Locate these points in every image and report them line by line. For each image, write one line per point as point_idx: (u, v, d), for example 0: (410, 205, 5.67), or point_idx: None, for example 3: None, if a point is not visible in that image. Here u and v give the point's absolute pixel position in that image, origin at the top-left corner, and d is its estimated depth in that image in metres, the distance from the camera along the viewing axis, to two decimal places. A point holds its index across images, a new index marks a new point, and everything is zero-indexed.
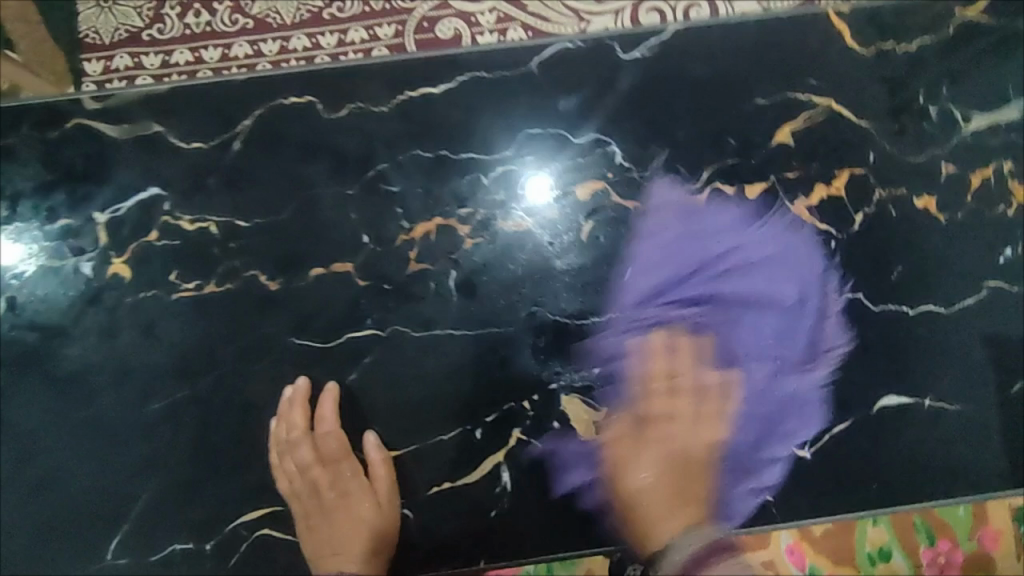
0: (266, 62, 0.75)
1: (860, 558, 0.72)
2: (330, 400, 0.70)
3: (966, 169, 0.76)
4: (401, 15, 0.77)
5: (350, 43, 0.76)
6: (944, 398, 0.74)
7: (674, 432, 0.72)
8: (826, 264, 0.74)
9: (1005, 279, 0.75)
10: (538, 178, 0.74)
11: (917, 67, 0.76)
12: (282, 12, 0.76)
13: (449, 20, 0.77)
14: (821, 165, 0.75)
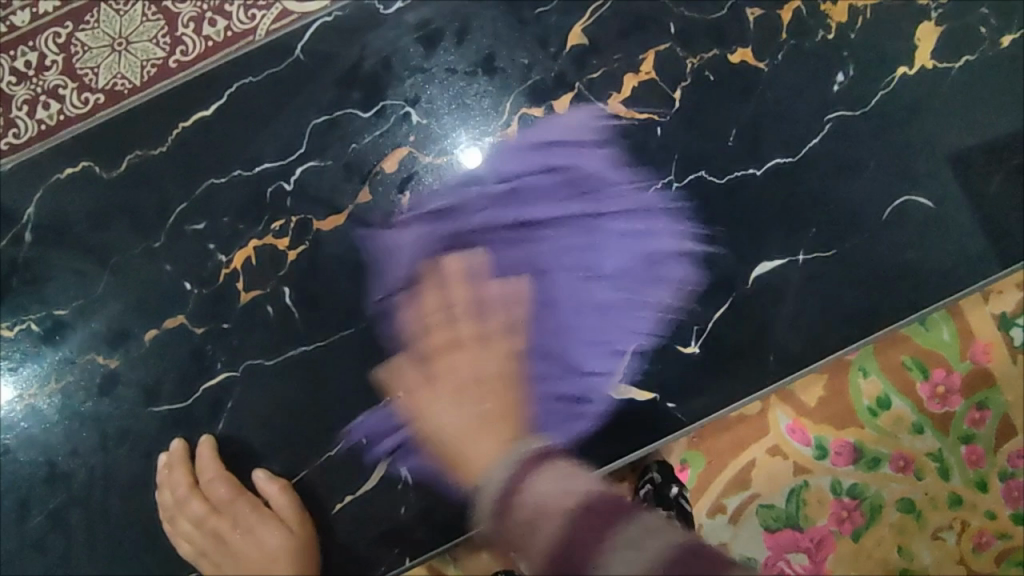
0: (131, 130, 0.71)
1: (861, 414, 0.71)
2: (209, 451, 0.68)
3: (772, 8, 0.70)
4: (247, 37, 0.72)
5: (207, 83, 0.71)
6: (818, 247, 0.69)
7: (463, 374, 0.68)
8: (656, 154, 0.70)
9: (847, 106, 0.70)
10: (474, 153, 0.70)
11: None
12: (129, 76, 0.72)
13: (295, 26, 0.72)
14: (624, 53, 0.70)
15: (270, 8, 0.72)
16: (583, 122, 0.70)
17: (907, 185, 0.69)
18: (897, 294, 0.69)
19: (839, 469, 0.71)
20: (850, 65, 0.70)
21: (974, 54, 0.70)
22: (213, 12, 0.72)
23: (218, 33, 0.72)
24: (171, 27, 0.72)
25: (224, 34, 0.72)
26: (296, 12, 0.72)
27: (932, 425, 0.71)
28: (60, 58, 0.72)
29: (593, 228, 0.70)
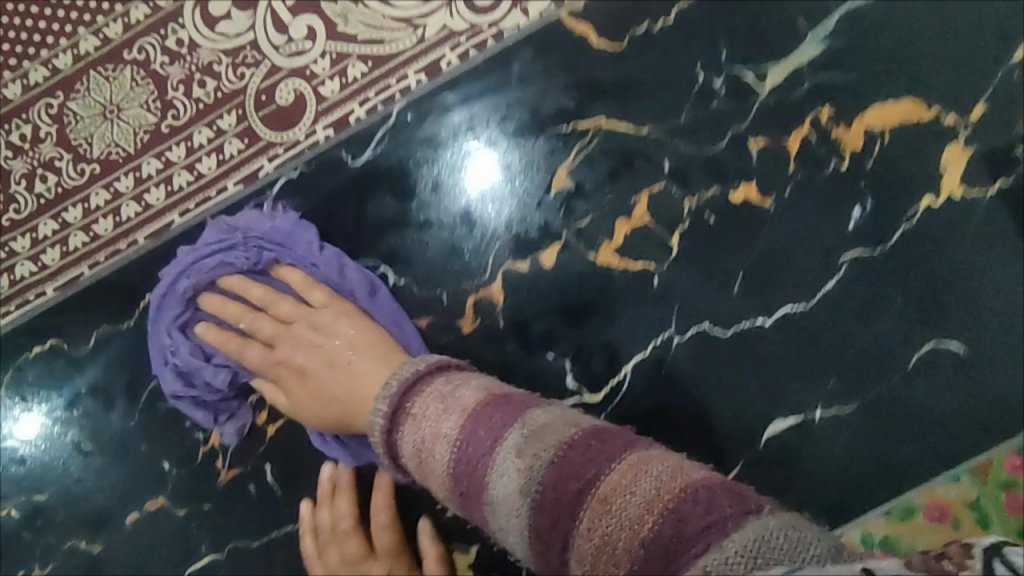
0: (130, 200, 0.68)
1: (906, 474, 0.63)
2: (383, 485, 0.64)
3: (778, 137, 0.64)
4: (236, 97, 0.68)
5: (200, 147, 0.68)
6: (836, 402, 0.63)
7: (305, 358, 0.62)
8: (654, 306, 0.64)
9: (866, 243, 0.63)
10: (482, 156, 0.65)
11: (684, 41, 0.64)
12: (122, 143, 0.69)
13: (287, 82, 0.68)
14: (616, 195, 0.64)
15: (259, 65, 0.68)
16: (572, 274, 0.65)
17: (934, 329, 0.63)
18: (930, 450, 0.62)
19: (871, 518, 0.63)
20: (869, 197, 0.63)
21: (1009, 178, 0.62)
22: (201, 73, 0.68)
23: (208, 93, 0.68)
24: (161, 91, 0.69)
25: (213, 95, 0.68)
26: (286, 67, 0.68)
27: (969, 471, 0.62)
28: (53, 128, 0.69)
29: (589, 388, 0.64)
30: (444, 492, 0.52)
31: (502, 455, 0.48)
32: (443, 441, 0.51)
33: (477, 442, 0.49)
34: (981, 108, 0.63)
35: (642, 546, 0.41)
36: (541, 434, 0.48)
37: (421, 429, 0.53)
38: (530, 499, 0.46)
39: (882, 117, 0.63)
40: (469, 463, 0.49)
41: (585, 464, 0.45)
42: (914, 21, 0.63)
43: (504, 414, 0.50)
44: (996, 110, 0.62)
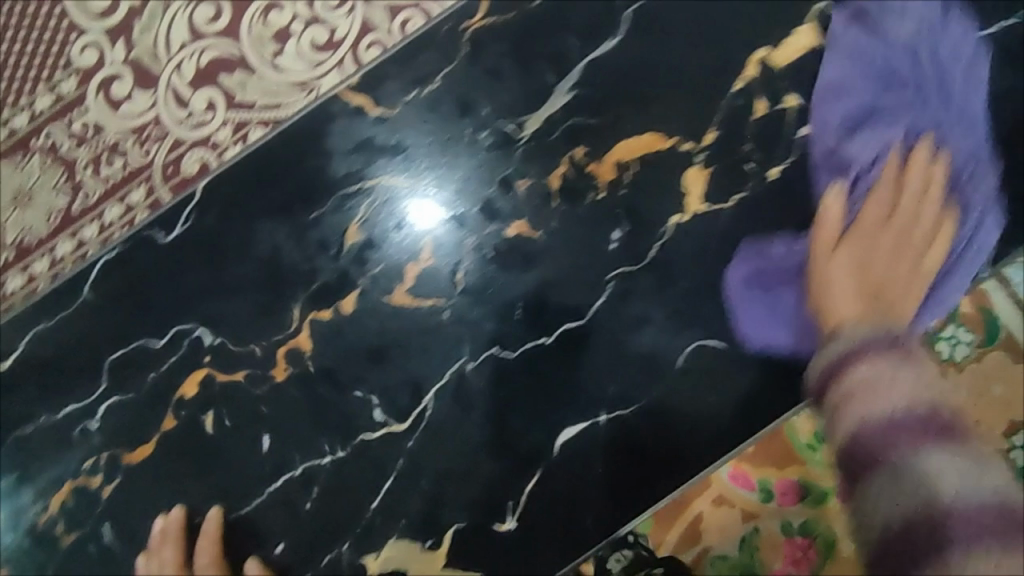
0: (45, 280, 0.73)
1: (796, 446, 0.68)
2: (213, 528, 0.69)
3: (539, 176, 0.71)
4: (143, 172, 0.74)
5: (110, 224, 0.74)
6: (618, 405, 0.70)
7: (890, 202, 0.69)
8: (445, 339, 0.70)
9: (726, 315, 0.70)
10: (425, 203, 0.72)
11: (448, 101, 0.72)
12: (35, 227, 0.74)
13: (191, 153, 0.74)
14: (402, 242, 0.71)
15: (163, 141, 0.75)
16: (370, 319, 0.71)
17: (696, 331, 0.70)
18: (704, 440, 0.69)
19: (786, 509, 0.67)
20: (625, 220, 0.70)
21: (743, 192, 0.70)
22: (109, 153, 0.75)
23: (116, 171, 0.75)
24: (71, 174, 0.75)
25: (121, 173, 0.75)
26: (189, 139, 0.75)
27: None
28: None
29: (396, 419, 0.70)
30: (851, 425, 0.47)
31: (928, 458, 0.43)
32: (882, 401, 0.46)
33: (899, 433, 0.44)
34: (712, 133, 0.71)
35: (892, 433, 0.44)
36: (976, 459, 0.43)
37: (878, 378, 0.48)
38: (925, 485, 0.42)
39: (628, 149, 0.71)
40: (886, 440, 0.44)
41: (996, 535, 0.40)
42: (649, 64, 0.71)
43: (919, 429, 0.44)
44: (725, 134, 0.71)
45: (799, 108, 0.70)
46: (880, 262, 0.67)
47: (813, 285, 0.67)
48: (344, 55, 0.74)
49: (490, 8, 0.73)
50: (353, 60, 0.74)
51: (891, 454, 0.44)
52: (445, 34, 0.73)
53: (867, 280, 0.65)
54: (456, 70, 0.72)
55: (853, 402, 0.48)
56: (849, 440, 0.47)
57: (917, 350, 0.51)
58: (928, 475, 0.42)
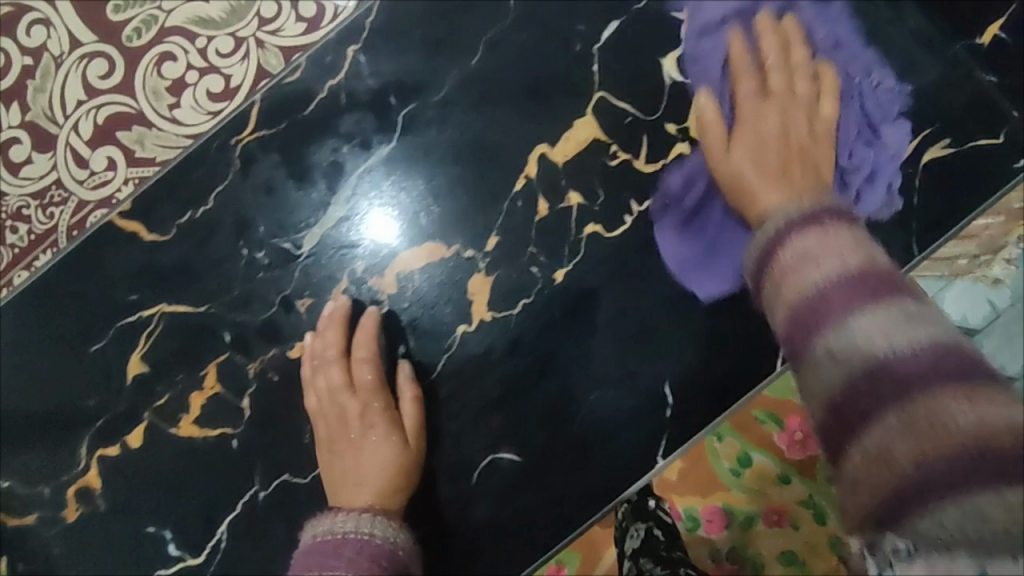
0: None
1: (723, 475, 0.75)
2: None
3: (320, 294, 0.68)
4: (48, 237, 0.70)
5: (21, 290, 0.70)
6: (414, 522, 0.68)
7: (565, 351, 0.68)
8: (236, 468, 0.68)
9: None
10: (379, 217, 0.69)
11: (222, 221, 0.69)
12: None
13: (95, 213, 0.70)
14: (185, 371, 0.69)
15: (66, 202, 0.70)
16: (159, 455, 0.69)
17: (489, 445, 0.68)
18: (546, 522, 0.68)
19: (714, 534, 0.75)
20: (410, 334, 0.68)
21: (529, 296, 0.68)
22: (11, 220, 0.70)
23: (16, 238, 0.70)
24: None
25: (23, 239, 0.70)
26: (92, 199, 0.70)
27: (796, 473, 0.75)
28: None
29: (190, 553, 0.68)
30: (785, 319, 0.42)
31: (868, 319, 0.38)
32: (833, 263, 0.42)
33: (839, 297, 0.39)
34: (495, 237, 0.68)
35: (992, 427, 0.32)
36: (921, 323, 0.37)
37: (819, 247, 0.44)
38: (849, 375, 0.37)
39: (409, 261, 0.68)
40: (822, 307, 0.40)
41: (924, 370, 0.35)
42: (425, 168, 0.69)
43: (874, 288, 0.39)
44: (508, 239, 0.68)
45: (581, 206, 0.68)
46: (749, 163, 0.62)
47: (338, 471, 0.66)
48: (245, 94, 0.70)
49: (259, 120, 0.69)
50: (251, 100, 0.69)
51: (840, 322, 0.39)
52: (214, 149, 0.69)
53: (733, 181, 0.63)
54: (227, 185, 0.69)
55: (797, 271, 0.43)
56: (811, 299, 0.41)
57: (844, 221, 0.46)
58: (876, 332, 0.37)
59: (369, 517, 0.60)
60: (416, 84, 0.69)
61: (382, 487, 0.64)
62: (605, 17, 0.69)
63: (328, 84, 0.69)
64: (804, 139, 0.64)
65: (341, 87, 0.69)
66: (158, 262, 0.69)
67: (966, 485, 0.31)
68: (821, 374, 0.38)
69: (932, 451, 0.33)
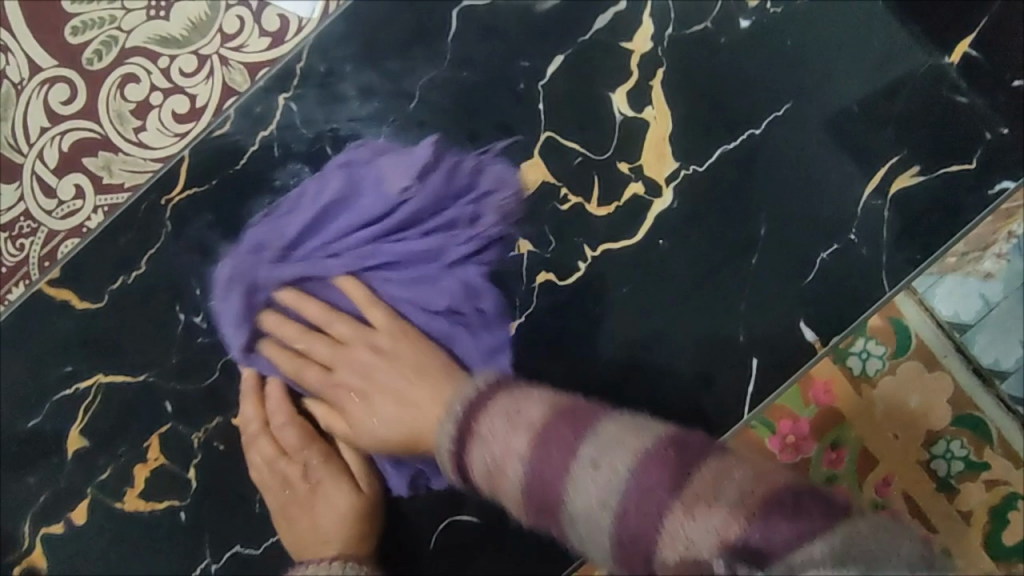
0: None
1: None
2: None
3: (262, 358, 0.65)
4: (18, 270, 0.66)
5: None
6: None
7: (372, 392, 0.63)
8: (186, 542, 0.65)
9: None
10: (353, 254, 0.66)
11: (158, 284, 0.65)
12: None
13: (65, 243, 0.66)
14: (127, 444, 0.65)
15: (35, 233, 0.66)
16: (105, 531, 0.66)
17: (447, 507, 0.65)
18: None
19: None
20: None
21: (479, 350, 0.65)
22: None
23: None
24: None
25: None
26: (60, 228, 0.66)
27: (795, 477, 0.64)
28: None
29: None
30: (512, 497, 0.52)
31: (596, 446, 0.49)
32: (514, 433, 0.52)
33: (555, 453, 0.50)
34: None
35: (733, 505, 0.42)
36: (613, 448, 0.48)
37: (492, 429, 0.54)
38: (607, 517, 0.46)
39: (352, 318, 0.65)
40: (553, 479, 0.50)
41: (664, 485, 0.45)
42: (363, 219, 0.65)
43: (578, 424, 0.51)
44: None
45: (531, 253, 0.65)
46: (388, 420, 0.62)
47: (298, 526, 0.63)
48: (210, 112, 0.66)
49: (189, 176, 0.65)
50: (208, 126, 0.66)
51: (566, 487, 0.49)
52: (144, 209, 0.65)
53: (401, 426, 0.61)
54: (161, 246, 0.65)
55: (477, 442, 0.54)
56: (525, 482, 0.51)
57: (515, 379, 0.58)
58: (613, 468, 0.47)
59: (340, 565, 0.60)
60: (352, 133, 0.65)
61: (347, 536, 0.63)
62: (550, 51, 0.65)
63: (260, 136, 0.65)
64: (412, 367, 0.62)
65: (274, 138, 0.65)
66: (95, 330, 0.66)
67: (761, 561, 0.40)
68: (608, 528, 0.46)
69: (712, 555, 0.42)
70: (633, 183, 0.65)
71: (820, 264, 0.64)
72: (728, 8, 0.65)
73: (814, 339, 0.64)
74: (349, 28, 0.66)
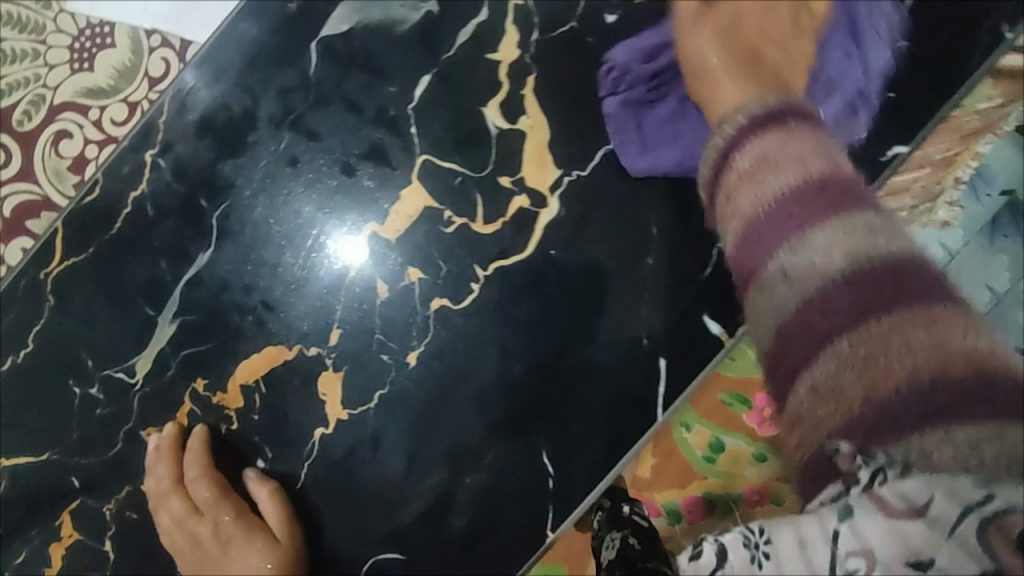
0: None
1: (698, 464, 0.62)
2: None
3: (164, 420, 0.64)
4: None
5: None
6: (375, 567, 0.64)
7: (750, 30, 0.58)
8: None
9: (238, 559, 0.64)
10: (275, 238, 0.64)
11: (49, 359, 0.64)
12: None
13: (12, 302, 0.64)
14: (38, 523, 0.64)
15: None
16: None
17: (368, 547, 0.63)
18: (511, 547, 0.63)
19: (699, 526, 0.62)
20: (265, 447, 0.64)
21: (384, 386, 0.63)
22: None
23: None
24: None
25: None
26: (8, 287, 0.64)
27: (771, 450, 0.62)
28: None
29: None
30: (732, 224, 0.38)
31: (825, 233, 0.34)
32: (798, 169, 0.37)
33: (793, 206, 0.35)
34: (337, 329, 0.63)
35: (942, 355, 0.29)
36: (899, 237, 0.33)
37: (774, 147, 0.39)
38: (817, 273, 0.33)
39: (250, 369, 0.63)
40: (773, 220, 0.36)
41: (847, 294, 0.32)
42: (251, 266, 0.64)
43: (844, 194, 0.35)
44: (349, 329, 0.63)
45: (423, 280, 0.63)
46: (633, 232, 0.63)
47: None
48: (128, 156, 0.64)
49: (68, 244, 0.64)
50: (93, 185, 0.64)
51: (793, 234, 0.35)
52: (26, 284, 0.64)
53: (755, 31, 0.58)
54: (48, 319, 0.64)
55: (751, 181, 0.38)
56: (753, 199, 0.37)
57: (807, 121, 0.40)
58: (837, 249, 0.33)
59: None
60: (226, 181, 0.64)
61: None
62: (417, 71, 0.63)
63: (134, 195, 0.64)
64: (763, 25, 0.58)
65: (146, 197, 0.64)
66: None
67: (915, 418, 0.28)
68: (758, 303, 0.35)
69: (873, 393, 0.30)
70: (517, 196, 0.63)
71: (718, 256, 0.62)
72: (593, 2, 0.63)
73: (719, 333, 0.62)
74: (210, 75, 0.64)
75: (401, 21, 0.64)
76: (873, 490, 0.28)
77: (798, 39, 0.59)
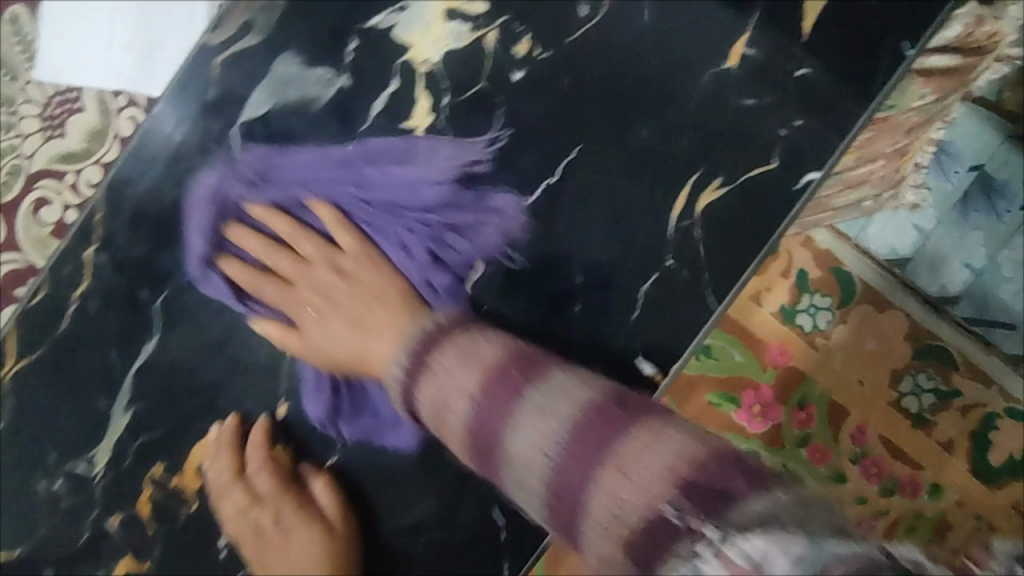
0: None
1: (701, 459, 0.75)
2: None
3: (127, 507, 0.66)
4: None
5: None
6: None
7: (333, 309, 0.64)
8: None
9: None
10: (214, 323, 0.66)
11: (11, 458, 0.66)
12: None
13: None
14: None
15: None
16: None
17: None
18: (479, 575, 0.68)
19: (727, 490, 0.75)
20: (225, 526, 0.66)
21: (334, 454, 0.67)
22: None
23: None
24: None
25: None
26: None
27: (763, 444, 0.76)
28: None
29: None
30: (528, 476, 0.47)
31: (630, 465, 0.42)
32: (549, 415, 0.47)
33: (575, 450, 0.44)
34: (284, 405, 0.67)
35: (717, 442, 0.41)
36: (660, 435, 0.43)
37: (539, 407, 0.47)
38: (649, 470, 0.42)
39: (202, 452, 0.66)
40: (568, 466, 0.44)
41: (703, 470, 0.40)
42: (195, 352, 0.66)
43: (607, 429, 0.45)
44: (295, 403, 0.67)
45: None
46: (339, 341, 0.64)
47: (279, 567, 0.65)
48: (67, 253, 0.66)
49: (19, 346, 0.66)
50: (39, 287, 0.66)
51: (612, 473, 0.43)
52: None
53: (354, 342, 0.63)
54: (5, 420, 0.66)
55: (526, 436, 0.47)
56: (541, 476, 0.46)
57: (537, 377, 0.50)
58: (650, 461, 0.42)
59: None
60: (163, 272, 0.66)
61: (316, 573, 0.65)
62: (336, 148, 0.65)
63: (77, 293, 0.66)
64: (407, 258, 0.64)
65: (89, 294, 0.66)
66: None
67: (721, 496, 0.39)
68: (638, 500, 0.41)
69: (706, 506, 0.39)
70: None
71: (643, 298, 0.64)
72: (499, 63, 0.65)
73: (651, 373, 0.64)
74: (138, 169, 0.66)
75: (316, 99, 0.65)
76: (725, 547, 0.37)
77: (643, 139, 0.64)
